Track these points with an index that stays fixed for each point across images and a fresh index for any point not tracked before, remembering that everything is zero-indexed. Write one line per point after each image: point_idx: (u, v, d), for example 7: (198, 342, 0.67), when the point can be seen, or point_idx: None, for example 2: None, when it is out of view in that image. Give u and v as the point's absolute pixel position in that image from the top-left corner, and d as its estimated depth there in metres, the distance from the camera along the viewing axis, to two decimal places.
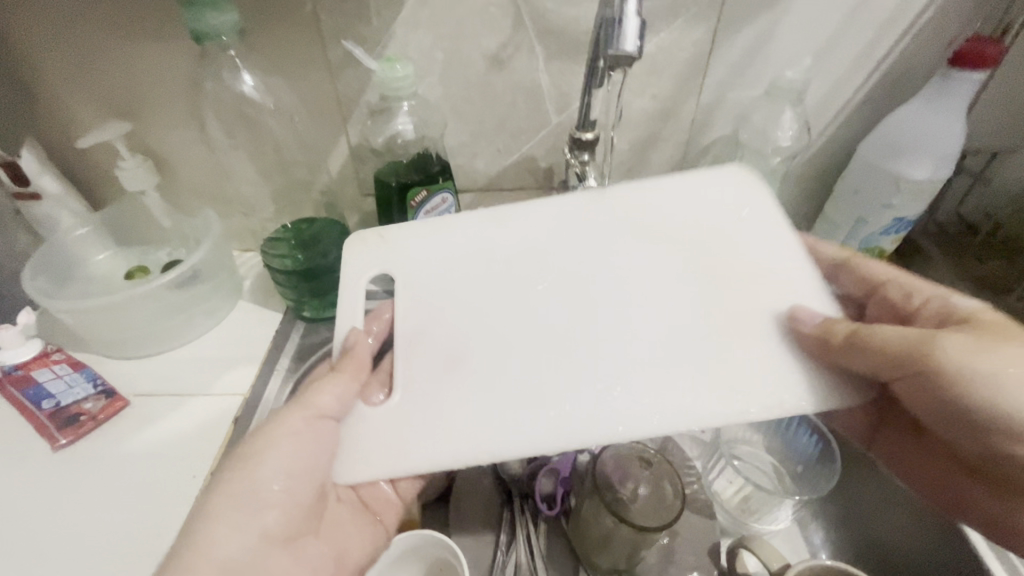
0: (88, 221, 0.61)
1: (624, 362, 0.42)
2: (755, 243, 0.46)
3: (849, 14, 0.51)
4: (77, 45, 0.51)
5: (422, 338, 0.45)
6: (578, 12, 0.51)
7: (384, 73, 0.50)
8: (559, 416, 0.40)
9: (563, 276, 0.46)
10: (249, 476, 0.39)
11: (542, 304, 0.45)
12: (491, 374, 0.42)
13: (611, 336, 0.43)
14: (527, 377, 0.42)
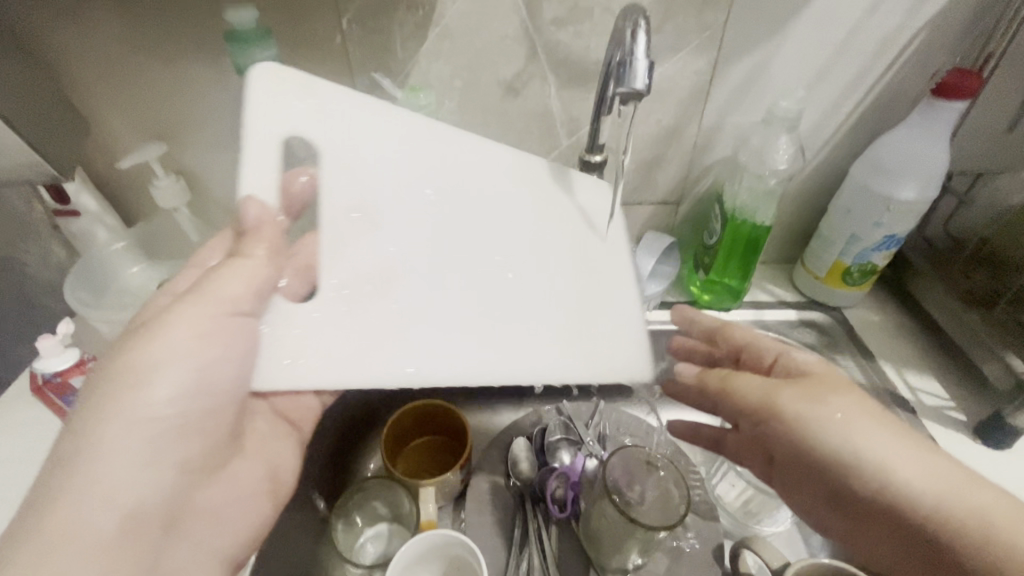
0: (122, 236, 0.65)
1: (533, 316, 0.46)
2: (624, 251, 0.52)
3: (839, 47, 0.55)
4: (122, 73, 0.55)
5: (350, 242, 0.42)
6: (588, 45, 0.55)
7: (408, 102, 0.54)
8: (482, 352, 0.43)
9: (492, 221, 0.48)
10: (134, 396, 0.35)
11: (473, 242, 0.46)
12: (423, 301, 0.43)
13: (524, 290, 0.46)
14: (460, 311, 0.44)
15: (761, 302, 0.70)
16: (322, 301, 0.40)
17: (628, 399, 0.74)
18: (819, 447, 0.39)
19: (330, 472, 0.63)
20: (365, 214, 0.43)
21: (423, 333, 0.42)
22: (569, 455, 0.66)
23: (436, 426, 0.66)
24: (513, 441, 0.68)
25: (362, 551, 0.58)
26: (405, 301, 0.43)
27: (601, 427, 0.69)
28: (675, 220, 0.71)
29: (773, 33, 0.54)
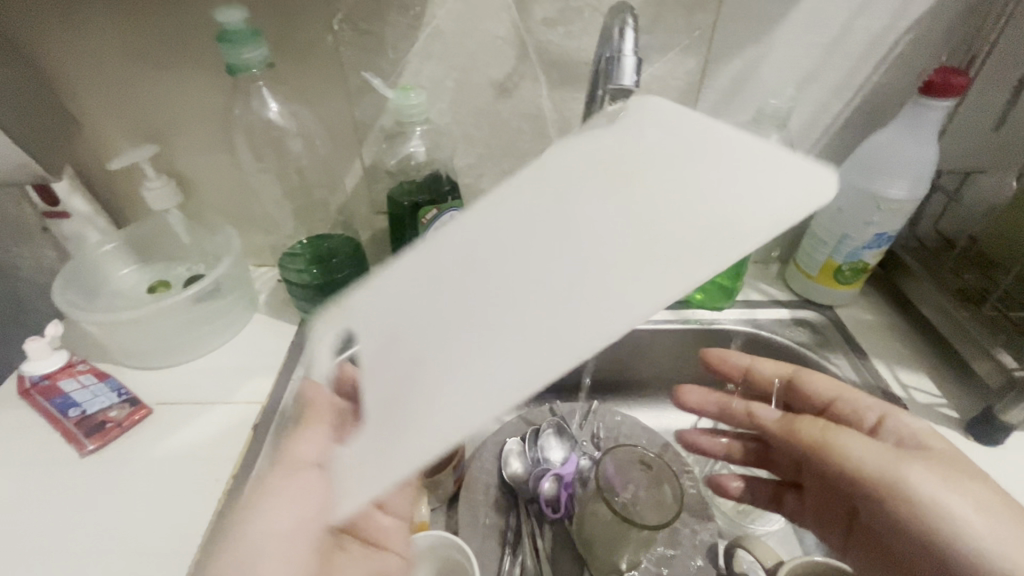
0: (113, 238, 0.65)
1: (574, 288, 0.27)
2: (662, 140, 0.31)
3: (828, 47, 0.56)
4: (115, 74, 0.55)
5: (392, 405, 0.30)
6: (579, 44, 0.55)
7: (399, 101, 0.54)
8: (524, 355, 0.26)
9: (482, 253, 0.32)
10: (239, 546, 0.34)
11: (466, 299, 0.30)
12: (470, 354, 0.28)
13: (571, 280, 0.28)
14: (469, 338, 0.29)
15: (752, 302, 0.70)
16: (365, 431, 0.30)
17: (621, 401, 0.74)
18: (901, 503, 0.39)
19: None
20: (413, 366, 0.30)
21: (487, 367, 0.27)
22: (561, 456, 0.67)
23: None
24: (505, 441, 0.67)
25: None
26: (460, 354, 0.28)
27: (593, 427, 0.70)
28: None
29: (764, 32, 0.55)
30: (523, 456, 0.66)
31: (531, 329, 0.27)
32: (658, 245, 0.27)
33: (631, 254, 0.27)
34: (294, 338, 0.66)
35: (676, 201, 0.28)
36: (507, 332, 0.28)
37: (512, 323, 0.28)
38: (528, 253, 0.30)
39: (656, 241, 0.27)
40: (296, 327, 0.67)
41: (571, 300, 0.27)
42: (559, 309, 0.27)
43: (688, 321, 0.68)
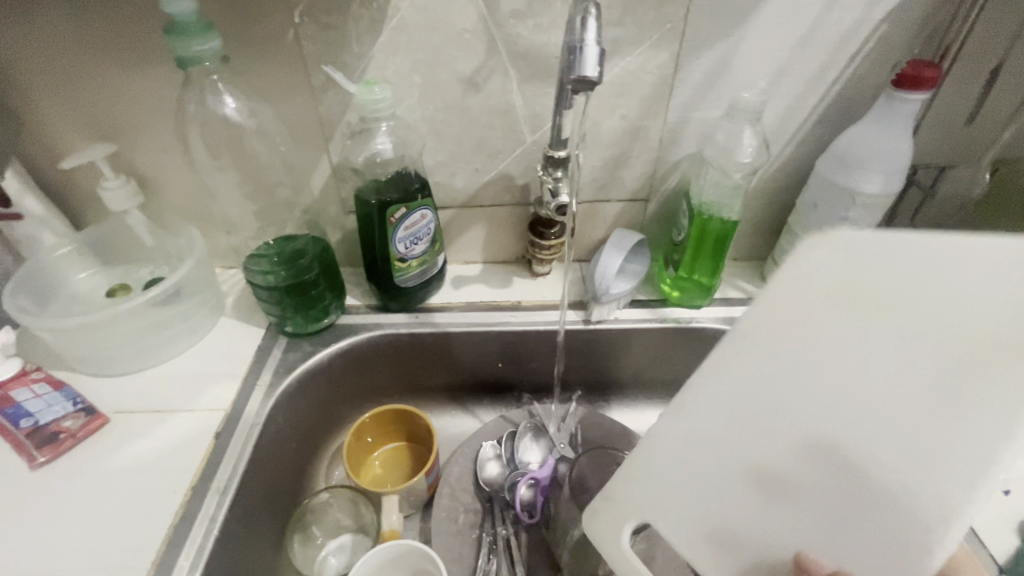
0: (70, 240, 0.62)
1: (886, 409, 0.32)
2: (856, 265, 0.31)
3: (801, 40, 0.55)
4: (66, 69, 0.53)
5: (779, 491, 0.36)
6: (548, 38, 0.54)
7: (363, 96, 0.52)
8: (893, 462, 0.32)
9: (847, 342, 0.32)
10: None
11: (824, 388, 0.33)
12: (878, 433, 0.32)
13: (885, 409, 0.32)
14: (887, 463, 0.32)
15: (732, 299, 0.69)
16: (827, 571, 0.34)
17: (600, 402, 0.73)
18: None
19: (290, 483, 0.60)
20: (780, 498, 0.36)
21: (897, 486, 0.32)
22: (539, 460, 0.65)
23: (404, 431, 0.66)
24: (481, 445, 0.66)
25: (323, 567, 0.56)
26: (886, 444, 0.32)
27: (571, 429, 0.68)
28: (644, 218, 0.70)
29: (736, 25, 0.54)
30: (498, 461, 0.65)
31: (949, 471, 0.30)
32: (968, 413, 0.29)
33: (940, 403, 0.30)
34: (261, 342, 0.64)
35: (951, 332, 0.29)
36: (860, 437, 0.32)
37: (863, 438, 0.32)
38: (867, 355, 0.32)
39: (970, 413, 0.29)
40: (264, 331, 0.65)
41: (889, 436, 0.32)
42: (912, 426, 0.31)
43: (666, 319, 0.67)
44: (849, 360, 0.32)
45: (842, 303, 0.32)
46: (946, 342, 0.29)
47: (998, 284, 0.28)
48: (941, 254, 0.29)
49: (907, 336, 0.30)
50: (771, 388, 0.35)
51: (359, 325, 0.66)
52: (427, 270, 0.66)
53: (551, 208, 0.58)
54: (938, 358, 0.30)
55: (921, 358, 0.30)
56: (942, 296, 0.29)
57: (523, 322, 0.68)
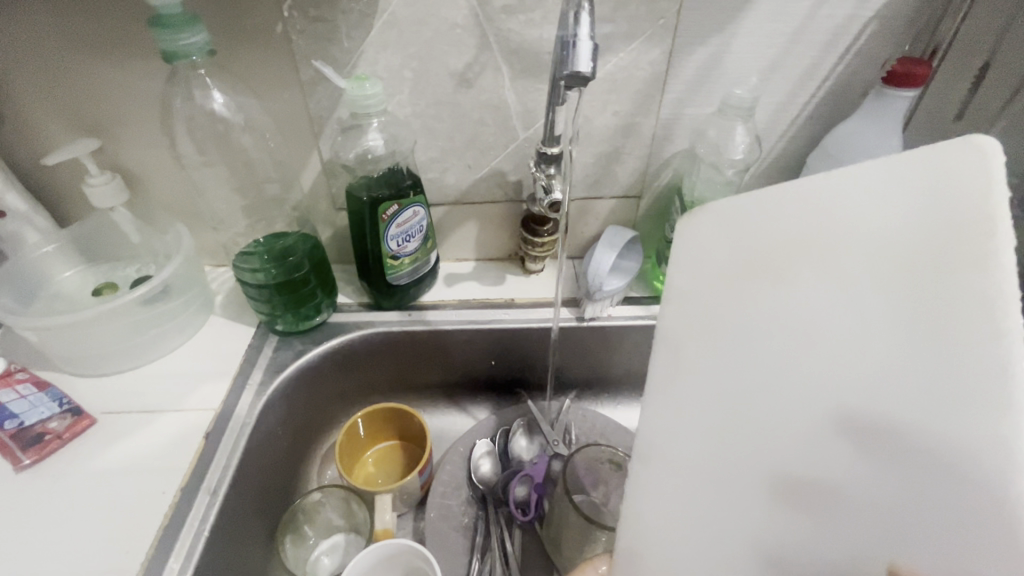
0: (55, 238, 0.61)
1: (853, 360, 0.24)
2: (761, 234, 0.29)
3: (792, 37, 0.55)
4: (47, 62, 0.52)
5: (794, 513, 0.25)
6: (540, 33, 0.54)
7: (354, 91, 0.51)
8: (893, 420, 0.22)
9: (782, 306, 0.27)
10: None
11: (770, 366, 0.27)
12: (847, 392, 0.24)
13: (847, 366, 0.24)
14: (876, 422, 0.23)
15: None
16: None
17: (593, 399, 0.73)
18: None
19: (281, 483, 0.60)
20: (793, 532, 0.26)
21: (910, 450, 0.22)
22: (532, 457, 0.65)
23: (397, 430, 0.66)
24: (474, 443, 0.66)
25: (315, 567, 0.55)
26: (853, 405, 0.24)
27: (565, 426, 0.68)
28: (636, 215, 0.70)
29: (728, 21, 0.54)
30: (492, 459, 0.65)
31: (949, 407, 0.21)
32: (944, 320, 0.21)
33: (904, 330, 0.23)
34: (251, 340, 0.63)
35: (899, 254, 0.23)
36: (837, 412, 0.24)
37: (838, 415, 0.24)
38: (811, 312, 0.26)
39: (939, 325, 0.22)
40: (253, 329, 0.64)
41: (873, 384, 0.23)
42: (885, 372, 0.23)
43: None
44: (802, 317, 0.26)
45: (757, 279, 0.29)
46: (898, 249, 0.23)
47: (905, 187, 0.23)
48: (830, 192, 0.26)
49: (851, 270, 0.25)
50: (720, 373, 0.29)
51: (351, 323, 0.66)
52: (420, 267, 0.65)
53: (544, 204, 0.58)
54: (893, 271, 0.23)
55: (873, 284, 0.24)
56: (854, 231, 0.25)
57: (517, 319, 0.67)
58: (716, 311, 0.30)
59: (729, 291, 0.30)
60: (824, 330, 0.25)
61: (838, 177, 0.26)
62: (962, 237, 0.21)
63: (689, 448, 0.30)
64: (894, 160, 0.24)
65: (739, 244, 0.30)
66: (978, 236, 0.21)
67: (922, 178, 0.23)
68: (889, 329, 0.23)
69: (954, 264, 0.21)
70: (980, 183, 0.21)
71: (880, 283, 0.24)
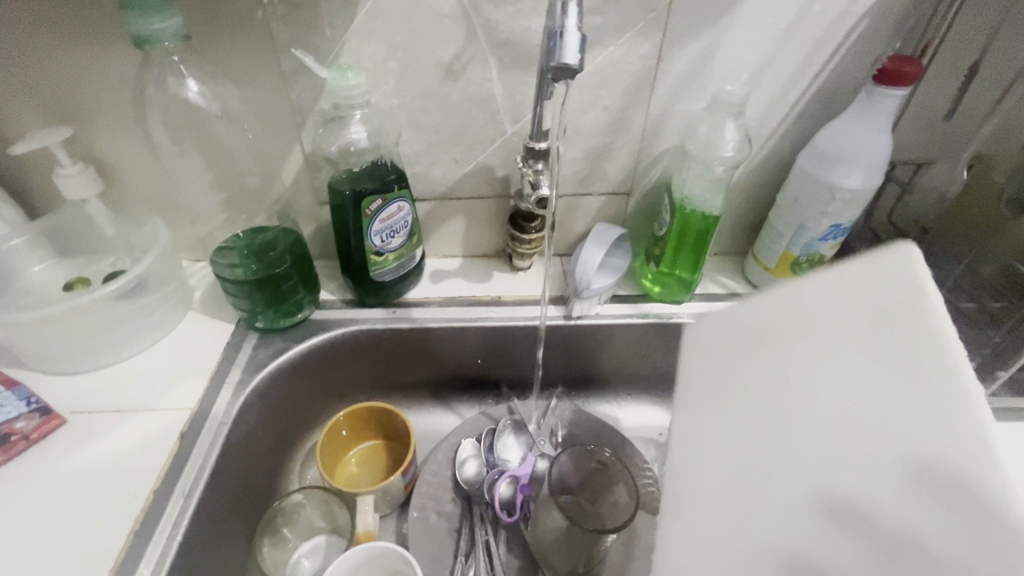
0: (24, 230, 0.59)
1: (806, 454, 0.21)
2: (726, 339, 0.27)
3: (784, 33, 0.54)
4: (15, 48, 0.50)
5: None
6: (529, 25, 0.52)
7: (336, 82, 0.50)
8: (844, 513, 0.19)
9: (744, 407, 0.24)
10: None
11: (728, 466, 0.24)
12: (794, 484, 0.21)
13: (797, 460, 0.21)
14: (830, 523, 0.19)
15: (712, 295, 0.69)
16: None
17: (581, 398, 0.72)
18: None
19: (261, 484, 0.58)
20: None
21: (878, 563, 0.18)
22: (518, 457, 0.64)
23: (381, 428, 0.64)
24: (460, 442, 0.65)
25: (296, 571, 0.54)
26: (809, 492, 0.20)
27: (551, 425, 0.67)
28: (625, 212, 0.69)
29: (719, 16, 0.53)
30: (477, 458, 0.64)
31: (901, 501, 0.18)
32: (898, 418, 0.19)
33: (866, 429, 0.19)
34: (230, 337, 0.61)
35: (852, 352, 0.21)
36: (790, 515, 0.20)
37: (795, 517, 0.20)
38: (768, 404, 0.23)
39: (895, 425, 0.19)
40: (233, 326, 0.63)
41: (819, 478, 0.20)
42: (838, 463, 0.20)
43: (647, 314, 0.67)
44: (760, 415, 0.23)
45: (728, 380, 0.26)
46: (859, 342, 0.21)
47: (855, 289, 0.22)
48: (792, 293, 0.24)
49: (811, 362, 0.22)
50: (689, 469, 0.27)
51: (334, 320, 0.64)
52: (405, 263, 0.64)
53: (532, 200, 0.57)
54: (859, 362, 0.20)
55: (836, 375, 0.21)
56: (817, 320, 0.23)
57: (503, 317, 0.66)
58: (689, 426, 0.28)
59: (703, 386, 0.28)
60: (792, 419, 0.22)
61: (799, 281, 0.24)
62: (915, 344, 0.19)
63: (665, 562, 0.26)
64: (840, 271, 0.23)
65: (716, 338, 0.28)
66: (930, 339, 0.19)
67: (862, 282, 0.22)
68: (844, 427, 0.20)
69: (908, 362, 0.19)
70: (917, 287, 0.20)
71: (849, 379, 0.21)
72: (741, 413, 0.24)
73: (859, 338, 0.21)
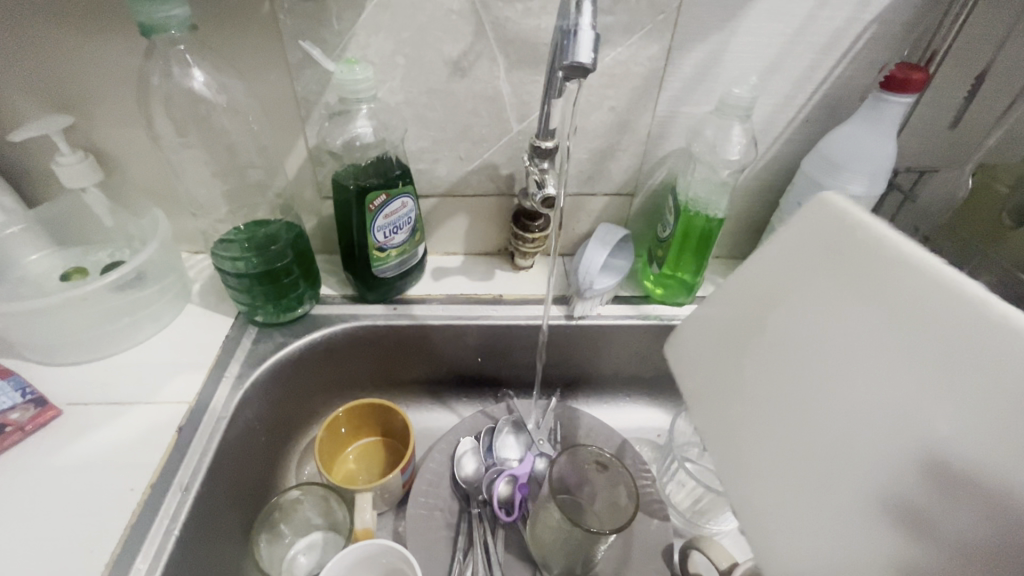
0: (22, 219, 0.58)
1: (850, 401, 0.23)
2: (737, 314, 0.29)
3: (791, 38, 0.55)
4: (18, 34, 0.50)
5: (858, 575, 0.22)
6: (538, 23, 0.52)
7: (343, 75, 0.49)
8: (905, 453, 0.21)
9: (782, 360, 0.26)
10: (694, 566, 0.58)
11: (777, 421, 0.26)
12: (843, 427, 0.23)
13: (844, 408, 0.23)
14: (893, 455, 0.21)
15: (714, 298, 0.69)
16: None
17: (579, 398, 0.72)
18: None
19: (258, 479, 0.58)
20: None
21: (932, 484, 0.20)
22: (518, 456, 0.64)
23: (380, 425, 0.64)
24: (459, 440, 0.65)
25: (293, 567, 0.55)
26: (863, 430, 0.22)
27: (551, 425, 0.67)
28: (628, 213, 0.69)
29: (728, 19, 0.53)
30: (476, 456, 0.64)
31: (948, 416, 0.20)
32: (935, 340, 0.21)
33: (907, 353, 0.21)
34: (229, 331, 0.61)
35: (881, 291, 0.23)
36: (851, 460, 0.23)
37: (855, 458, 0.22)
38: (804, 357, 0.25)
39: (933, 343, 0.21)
40: (232, 320, 0.62)
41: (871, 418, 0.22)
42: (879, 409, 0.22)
43: (648, 316, 0.67)
44: (792, 371, 0.26)
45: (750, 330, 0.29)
46: (867, 276, 0.23)
47: (839, 243, 0.25)
48: (782, 246, 0.27)
49: (842, 318, 0.24)
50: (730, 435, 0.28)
51: (334, 316, 0.64)
52: (407, 260, 0.63)
53: (536, 199, 0.56)
54: (893, 304, 0.22)
55: (865, 320, 0.23)
56: (807, 273, 0.26)
57: (505, 316, 0.66)
58: (707, 392, 0.30)
59: (725, 356, 0.30)
60: (826, 369, 0.24)
61: (793, 225, 0.27)
62: (911, 271, 0.22)
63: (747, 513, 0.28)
64: (811, 215, 0.26)
65: (727, 310, 0.30)
66: (910, 268, 0.22)
67: (831, 230, 0.25)
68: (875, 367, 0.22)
69: (900, 286, 0.22)
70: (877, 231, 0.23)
71: (867, 316, 0.23)
72: (780, 368, 0.26)
73: (883, 276, 0.23)
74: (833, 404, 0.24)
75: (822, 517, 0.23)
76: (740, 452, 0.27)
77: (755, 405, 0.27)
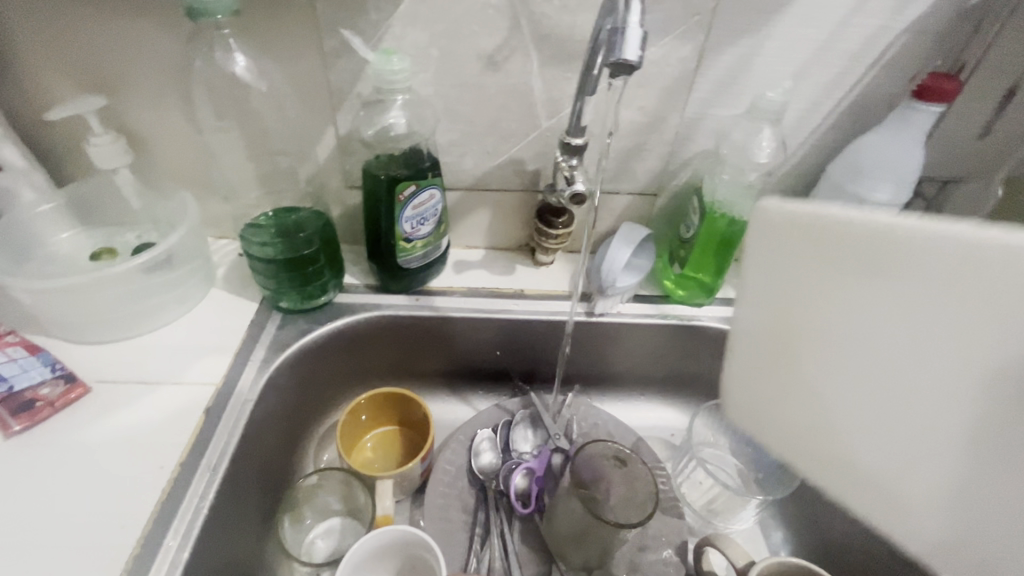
0: (52, 197, 0.59)
1: (916, 356, 0.25)
2: (768, 305, 0.30)
3: (823, 43, 0.55)
4: (59, 13, 0.50)
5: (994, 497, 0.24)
6: (573, 20, 0.53)
7: (380, 65, 0.50)
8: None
9: (859, 328, 0.27)
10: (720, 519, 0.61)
11: (868, 375, 0.27)
12: (909, 376, 0.26)
13: (923, 369, 0.25)
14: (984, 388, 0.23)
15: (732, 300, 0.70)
16: None
17: (595, 395, 0.73)
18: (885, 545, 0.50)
19: (279, 462, 0.58)
20: None
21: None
22: (534, 449, 0.65)
23: (399, 414, 0.64)
24: (476, 432, 0.65)
25: (311, 551, 0.56)
26: (968, 374, 0.24)
27: (567, 420, 0.68)
28: (651, 212, 0.69)
29: (762, 22, 0.53)
30: (493, 448, 0.64)
31: None
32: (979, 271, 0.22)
33: (975, 287, 0.22)
34: (254, 316, 0.61)
35: (895, 237, 0.24)
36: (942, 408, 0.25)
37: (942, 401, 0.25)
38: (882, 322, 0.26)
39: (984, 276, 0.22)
40: (256, 305, 0.63)
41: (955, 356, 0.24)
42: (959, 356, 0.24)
43: (667, 316, 0.67)
44: (850, 327, 0.27)
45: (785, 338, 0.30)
46: (887, 246, 0.25)
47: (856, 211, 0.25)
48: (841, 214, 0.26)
49: (868, 275, 0.26)
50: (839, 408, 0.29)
51: (357, 305, 0.65)
52: (431, 252, 0.64)
53: (565, 195, 0.57)
54: (896, 254, 0.24)
55: (917, 272, 0.24)
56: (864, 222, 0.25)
57: (526, 310, 0.67)
58: (780, 371, 0.31)
59: (782, 344, 0.30)
60: (919, 321, 0.25)
61: (778, 211, 0.28)
62: (925, 228, 0.23)
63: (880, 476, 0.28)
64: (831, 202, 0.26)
65: (769, 297, 0.30)
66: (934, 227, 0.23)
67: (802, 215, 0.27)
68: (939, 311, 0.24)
69: (954, 249, 0.22)
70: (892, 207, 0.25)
71: (949, 278, 0.23)
72: (874, 337, 0.27)
73: (931, 234, 0.23)
74: (893, 342, 0.26)
75: (898, 449, 0.27)
76: (815, 410, 0.30)
77: (834, 359, 0.28)
